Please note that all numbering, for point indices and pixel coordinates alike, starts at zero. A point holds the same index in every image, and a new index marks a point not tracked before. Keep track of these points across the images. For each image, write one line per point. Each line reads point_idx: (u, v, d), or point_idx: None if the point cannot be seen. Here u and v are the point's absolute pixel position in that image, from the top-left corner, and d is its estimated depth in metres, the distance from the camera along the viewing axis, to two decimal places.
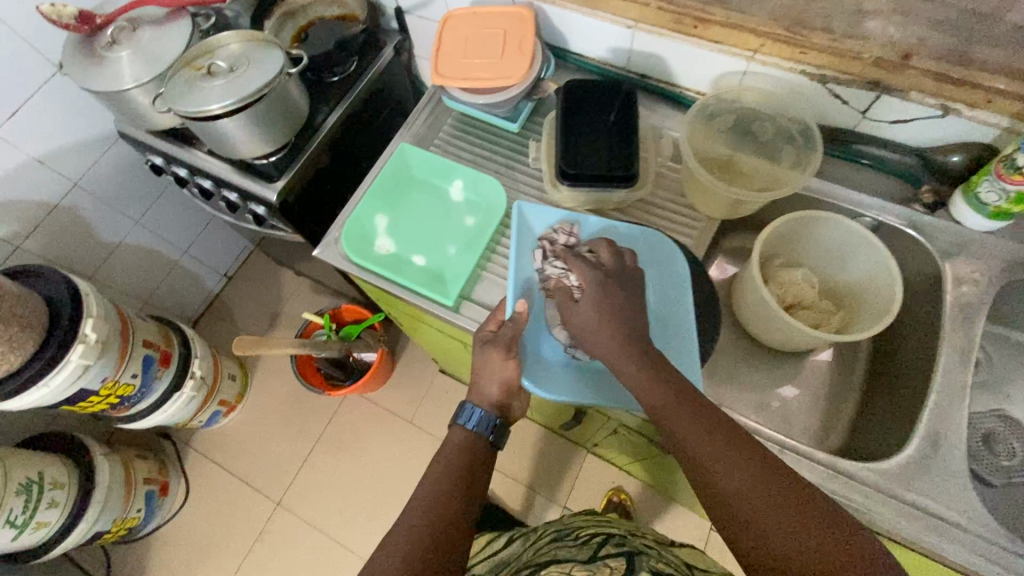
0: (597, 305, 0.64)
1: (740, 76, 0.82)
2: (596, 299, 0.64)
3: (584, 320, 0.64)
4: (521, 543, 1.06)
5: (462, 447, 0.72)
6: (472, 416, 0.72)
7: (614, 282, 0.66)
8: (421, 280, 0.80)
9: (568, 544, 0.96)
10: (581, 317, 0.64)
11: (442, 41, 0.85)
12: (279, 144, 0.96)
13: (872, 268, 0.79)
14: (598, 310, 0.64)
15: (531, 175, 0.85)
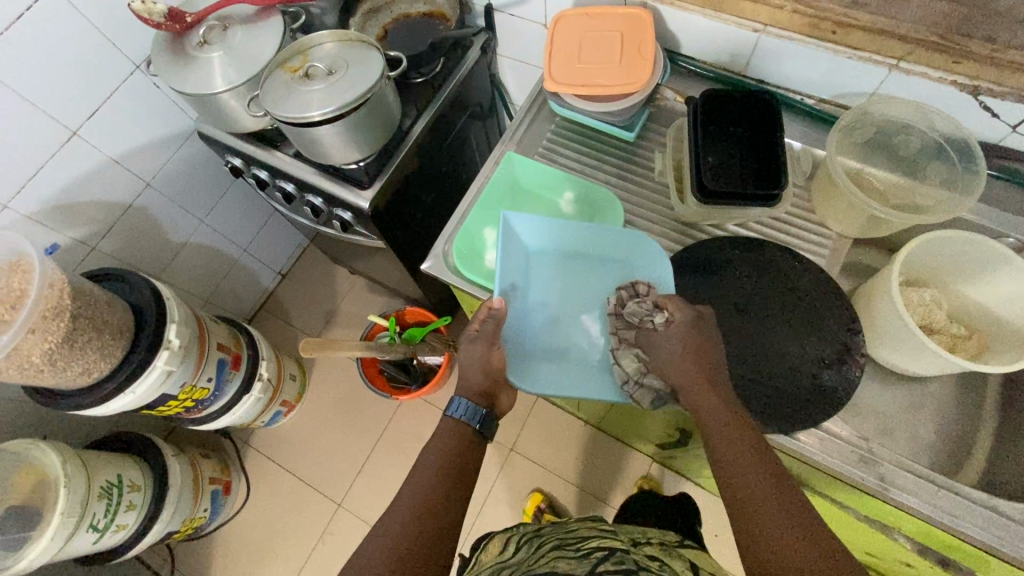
0: (676, 336, 0.65)
1: (876, 85, 0.77)
2: (679, 332, 0.65)
3: (665, 343, 0.66)
4: (517, 545, 0.78)
5: (455, 433, 0.69)
6: (459, 407, 0.70)
7: (706, 323, 0.66)
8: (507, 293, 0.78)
9: (567, 551, 0.71)
10: (663, 344, 0.66)
11: (554, 45, 0.81)
12: (371, 150, 0.93)
13: (1016, 294, 0.74)
14: (679, 341, 0.65)
15: (645, 188, 0.81)
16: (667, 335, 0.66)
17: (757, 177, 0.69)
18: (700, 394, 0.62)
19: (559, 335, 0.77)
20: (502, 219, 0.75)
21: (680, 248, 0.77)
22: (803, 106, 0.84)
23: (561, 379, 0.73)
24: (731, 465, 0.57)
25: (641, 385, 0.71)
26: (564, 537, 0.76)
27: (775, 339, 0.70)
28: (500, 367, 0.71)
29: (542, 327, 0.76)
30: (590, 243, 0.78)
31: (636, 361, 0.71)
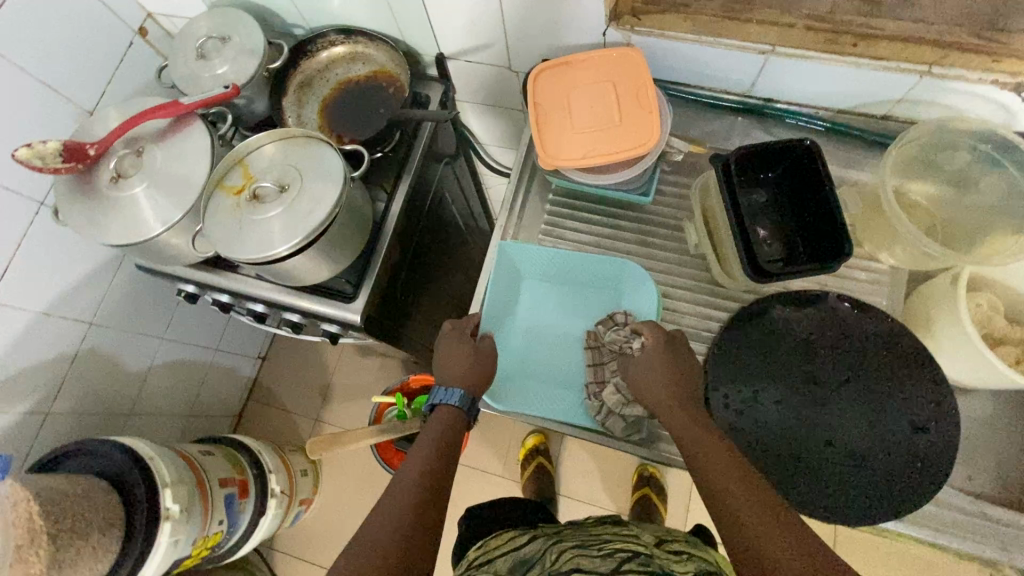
0: (647, 358, 0.65)
1: (905, 92, 0.68)
2: (651, 350, 0.65)
3: (638, 367, 0.65)
4: (538, 544, 0.71)
5: (442, 425, 0.66)
6: (445, 390, 0.68)
7: (681, 344, 0.65)
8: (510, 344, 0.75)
9: (588, 548, 0.63)
10: (637, 367, 0.65)
11: (540, 112, 0.70)
12: (352, 260, 0.80)
13: None
14: (650, 361, 0.64)
15: (673, 252, 0.72)
16: (641, 355, 0.65)
17: (813, 238, 0.61)
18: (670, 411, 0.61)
19: (542, 363, 0.74)
20: (497, 245, 0.73)
21: (729, 314, 0.69)
22: (821, 122, 0.74)
23: (543, 405, 0.70)
24: (709, 468, 0.54)
25: (615, 414, 0.66)
26: (585, 537, 0.68)
27: (831, 405, 0.63)
28: (479, 386, 0.69)
29: (526, 358, 0.74)
30: (581, 276, 0.74)
31: (616, 390, 0.67)
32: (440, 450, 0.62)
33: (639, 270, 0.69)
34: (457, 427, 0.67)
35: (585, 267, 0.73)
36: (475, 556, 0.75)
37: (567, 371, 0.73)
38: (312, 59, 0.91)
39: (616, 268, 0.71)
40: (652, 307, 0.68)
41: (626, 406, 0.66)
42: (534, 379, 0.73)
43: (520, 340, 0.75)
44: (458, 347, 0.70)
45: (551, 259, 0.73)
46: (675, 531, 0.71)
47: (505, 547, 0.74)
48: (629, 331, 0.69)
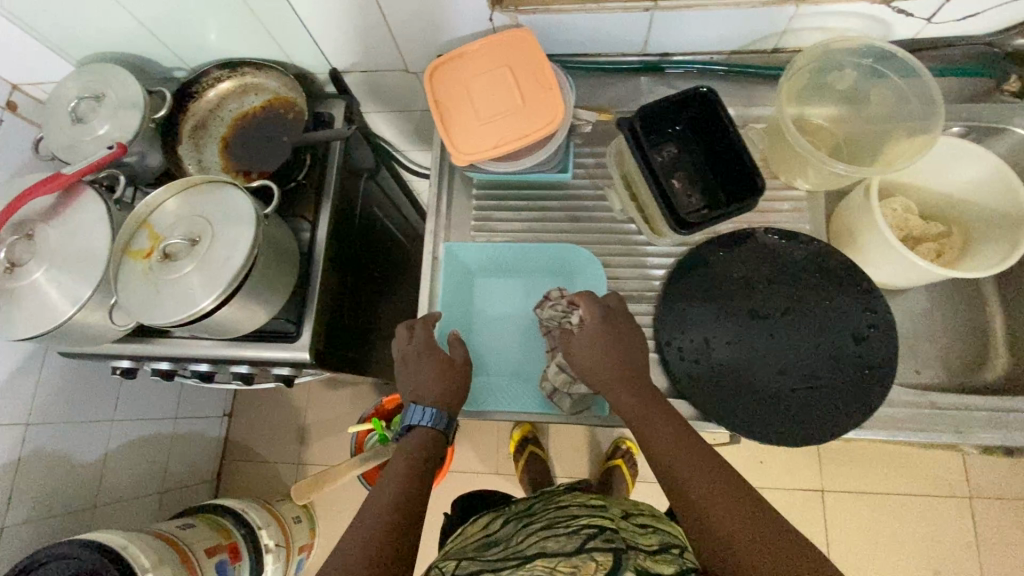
0: (586, 338, 0.63)
1: (788, 22, 0.69)
2: (590, 327, 0.64)
3: (581, 351, 0.64)
4: (510, 528, 0.72)
5: (415, 447, 0.64)
6: (420, 410, 0.65)
7: (619, 315, 0.65)
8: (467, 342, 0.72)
9: (556, 526, 0.64)
10: (581, 349, 0.63)
11: (443, 110, 0.68)
12: (286, 300, 0.77)
13: (982, 178, 0.73)
14: (590, 340, 0.63)
15: (604, 221, 0.72)
16: (581, 333, 0.64)
17: (729, 179, 0.62)
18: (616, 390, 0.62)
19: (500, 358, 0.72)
20: (446, 247, 0.72)
21: (670, 269, 0.70)
22: (718, 66, 0.76)
23: (501, 401, 0.70)
24: (662, 445, 0.58)
25: (562, 392, 0.67)
26: (555, 514, 0.69)
27: (779, 341, 0.65)
28: (450, 397, 0.66)
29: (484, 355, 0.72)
30: (529, 263, 0.72)
31: (560, 370, 0.66)
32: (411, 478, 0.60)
33: (583, 252, 0.70)
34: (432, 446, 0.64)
35: (532, 258, 0.72)
36: (451, 545, 0.77)
37: (526, 363, 0.71)
38: (200, 99, 0.86)
39: (562, 254, 0.71)
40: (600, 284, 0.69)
41: (574, 385, 0.66)
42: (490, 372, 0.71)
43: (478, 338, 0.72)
44: (426, 359, 0.66)
45: (493, 255, 0.72)
46: (639, 504, 0.76)
47: (479, 532, 0.76)
48: (567, 307, 0.66)
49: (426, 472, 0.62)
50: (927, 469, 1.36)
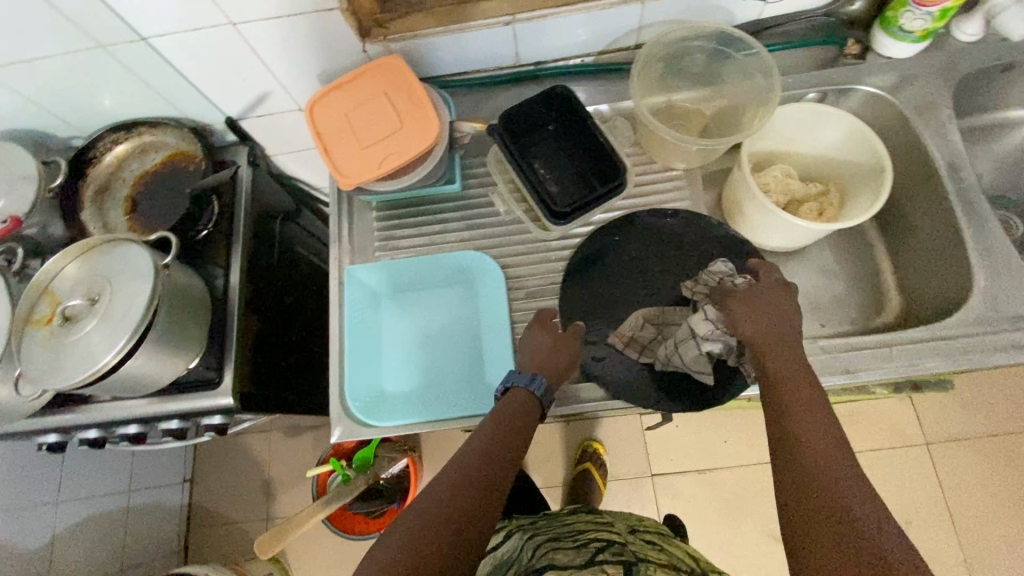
0: (763, 302, 0.59)
1: (639, 19, 0.74)
2: (764, 293, 0.60)
3: (749, 306, 0.59)
4: (511, 539, 0.72)
5: (509, 414, 0.59)
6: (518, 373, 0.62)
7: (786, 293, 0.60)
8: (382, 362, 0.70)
9: (562, 537, 0.66)
10: (746, 306, 0.59)
11: (327, 141, 0.71)
12: (201, 348, 0.77)
13: (842, 135, 0.78)
14: (770, 304, 0.59)
15: (499, 224, 0.75)
16: (747, 296, 0.60)
17: (597, 167, 0.66)
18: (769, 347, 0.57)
19: (417, 370, 0.69)
20: (348, 272, 0.72)
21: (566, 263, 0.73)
22: (590, 66, 0.79)
23: (423, 408, 0.66)
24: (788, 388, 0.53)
25: (695, 343, 0.62)
26: (560, 527, 0.70)
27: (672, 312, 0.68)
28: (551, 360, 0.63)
29: (399, 372, 0.69)
30: (433, 275, 0.73)
31: (705, 318, 0.62)
32: (496, 444, 0.55)
33: (484, 257, 0.72)
34: (527, 414, 0.59)
35: (436, 269, 0.72)
36: None
37: (442, 370, 0.69)
38: (99, 165, 0.87)
39: (465, 261, 0.72)
40: (500, 281, 0.71)
41: (713, 337, 0.61)
42: (408, 386, 0.69)
43: (391, 356, 0.70)
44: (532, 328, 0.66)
45: (396, 270, 0.72)
46: (644, 519, 0.78)
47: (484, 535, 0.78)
48: (729, 269, 0.65)
49: (516, 437, 0.57)
50: (884, 421, 1.40)
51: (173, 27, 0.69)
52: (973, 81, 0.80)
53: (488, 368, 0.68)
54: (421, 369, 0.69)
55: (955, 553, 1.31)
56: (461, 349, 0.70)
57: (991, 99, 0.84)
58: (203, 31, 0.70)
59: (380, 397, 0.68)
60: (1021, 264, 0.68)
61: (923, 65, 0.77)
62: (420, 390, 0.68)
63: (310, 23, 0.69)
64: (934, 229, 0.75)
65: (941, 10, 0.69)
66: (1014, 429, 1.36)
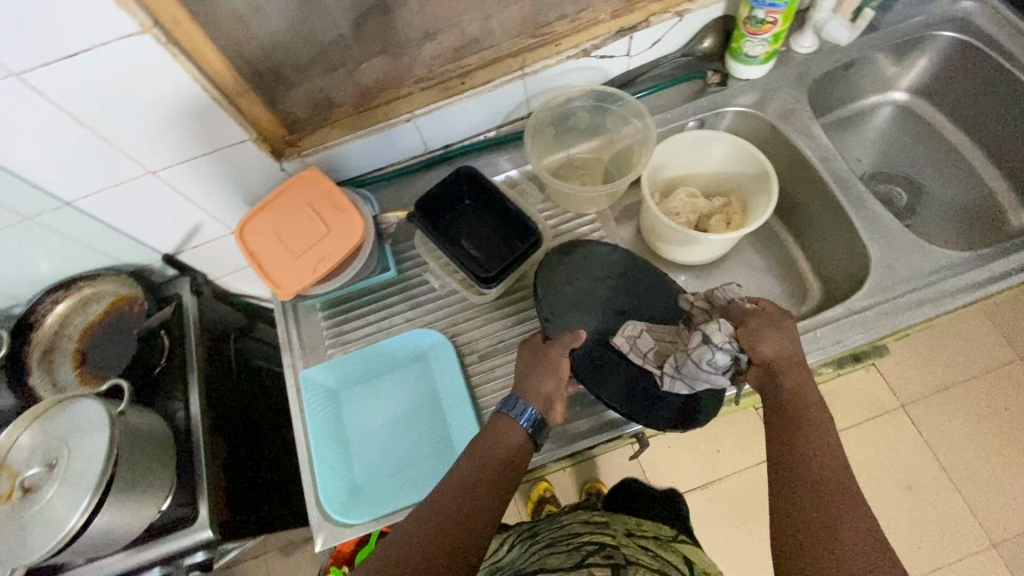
0: (783, 326, 0.65)
1: (524, 92, 0.82)
2: (785, 318, 0.66)
3: (770, 331, 0.64)
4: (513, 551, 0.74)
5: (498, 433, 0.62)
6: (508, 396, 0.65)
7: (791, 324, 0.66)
8: (353, 458, 0.71)
9: (558, 545, 0.69)
10: (773, 336, 0.64)
11: (260, 260, 0.74)
12: (170, 486, 0.77)
13: (726, 152, 0.87)
14: (788, 328, 0.65)
15: (439, 298, 0.79)
16: (763, 320, 0.65)
17: (513, 230, 0.72)
18: (792, 374, 0.62)
19: (388, 457, 0.70)
20: (303, 378, 0.74)
21: (509, 320, 0.77)
22: (493, 139, 0.86)
23: (402, 493, 0.67)
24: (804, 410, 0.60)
25: (701, 351, 0.64)
26: (557, 535, 0.73)
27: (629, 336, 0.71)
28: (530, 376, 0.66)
29: (372, 464, 0.70)
30: (384, 362, 0.75)
31: (718, 328, 0.64)
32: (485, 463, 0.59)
33: (431, 332, 0.75)
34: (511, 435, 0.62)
35: (389, 353, 0.75)
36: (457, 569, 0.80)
37: (413, 451, 0.70)
38: (42, 327, 0.89)
39: (414, 339, 0.75)
40: (449, 351, 0.74)
41: (722, 344, 0.63)
42: (384, 474, 0.70)
43: (360, 449, 0.71)
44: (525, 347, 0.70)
45: (349, 364, 0.74)
46: (640, 521, 0.81)
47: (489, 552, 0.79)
48: (740, 296, 0.69)
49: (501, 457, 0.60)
50: (859, 394, 1.45)
51: (96, 188, 0.73)
52: (823, 83, 0.91)
53: (454, 438, 0.70)
54: (392, 455, 0.70)
55: (961, 505, 1.33)
56: (426, 424, 0.72)
57: (846, 93, 0.95)
58: (125, 185, 0.74)
59: (356, 494, 0.69)
60: (904, 232, 0.76)
61: (777, 80, 0.88)
62: (396, 475, 0.69)
63: (227, 157, 0.75)
64: (825, 216, 0.83)
65: (773, 36, 0.79)
66: (976, 373, 1.43)
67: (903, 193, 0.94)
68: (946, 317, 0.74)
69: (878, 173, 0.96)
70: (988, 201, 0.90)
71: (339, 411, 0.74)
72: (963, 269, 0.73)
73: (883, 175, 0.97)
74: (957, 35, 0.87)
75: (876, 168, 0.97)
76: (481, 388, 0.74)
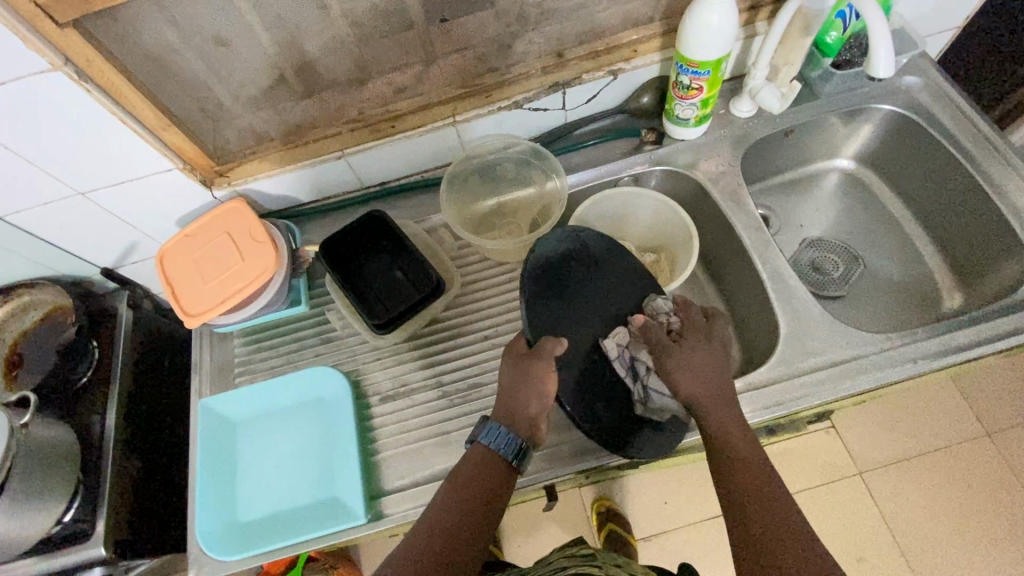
0: (702, 357, 0.68)
1: (457, 138, 0.84)
2: (703, 344, 0.69)
3: (690, 363, 0.67)
4: None
5: (476, 467, 0.62)
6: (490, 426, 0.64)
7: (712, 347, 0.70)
8: (238, 493, 0.72)
9: None
10: (689, 360, 0.67)
11: (176, 287, 0.76)
12: (67, 499, 0.78)
13: (655, 210, 0.87)
14: (705, 359, 0.67)
15: (350, 336, 0.80)
16: (690, 349, 0.68)
17: (415, 276, 0.74)
18: (718, 405, 0.64)
19: (272, 494, 0.71)
20: (200, 406, 0.74)
21: (413, 364, 0.77)
22: (427, 181, 0.88)
23: (278, 533, 0.68)
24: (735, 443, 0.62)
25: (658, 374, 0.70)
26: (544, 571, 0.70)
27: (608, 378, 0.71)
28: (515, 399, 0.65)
29: (255, 499, 0.71)
30: (284, 396, 0.76)
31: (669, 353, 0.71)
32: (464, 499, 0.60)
33: (330, 371, 0.75)
34: (501, 472, 0.62)
35: (288, 387, 0.75)
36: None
37: (296, 490, 0.71)
38: None
39: (314, 376, 0.75)
40: (345, 392, 0.74)
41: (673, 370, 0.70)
42: (265, 511, 0.70)
43: (246, 483, 0.72)
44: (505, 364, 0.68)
45: (248, 396, 0.75)
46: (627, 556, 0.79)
47: None
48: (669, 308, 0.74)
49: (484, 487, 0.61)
50: (817, 456, 1.39)
51: (24, 204, 0.75)
52: (762, 147, 0.91)
53: (337, 481, 0.70)
54: (276, 492, 0.71)
55: None
56: (312, 464, 0.72)
57: (788, 158, 0.95)
58: (53, 204, 0.76)
59: (235, 529, 0.69)
60: (817, 308, 0.75)
61: (712, 142, 0.88)
62: (277, 513, 0.70)
63: (154, 183, 0.77)
64: (746, 282, 0.82)
65: (701, 101, 0.79)
66: (942, 445, 1.36)
67: (837, 263, 0.93)
68: (854, 399, 0.72)
69: (816, 241, 0.96)
70: (922, 278, 0.89)
71: (233, 442, 0.75)
72: (872, 352, 0.71)
73: (823, 242, 0.96)
74: (900, 109, 0.86)
75: (818, 235, 0.96)
76: (376, 429, 0.74)
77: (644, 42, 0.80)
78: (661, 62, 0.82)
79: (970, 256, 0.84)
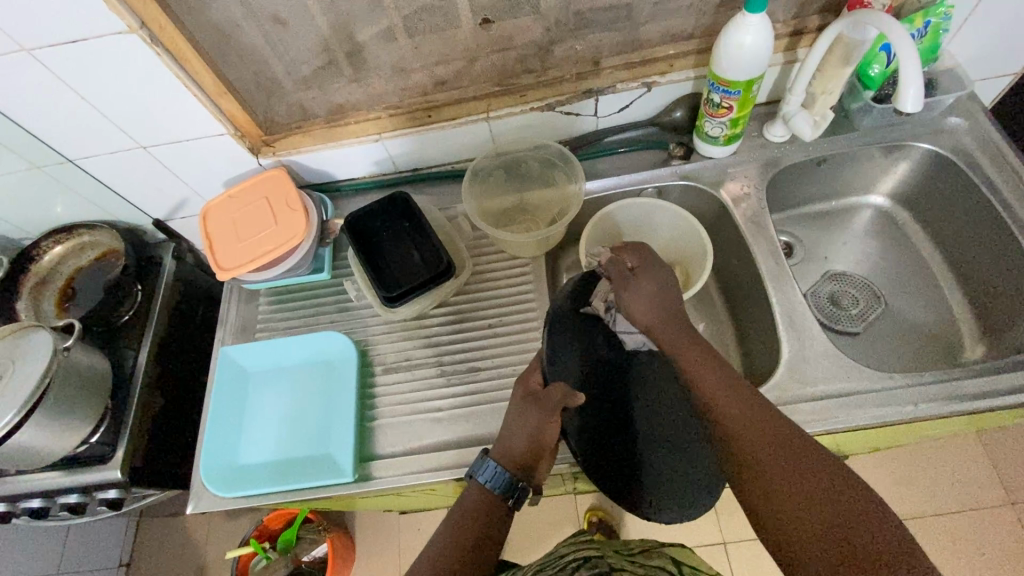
0: (647, 289, 0.72)
1: (489, 133, 0.87)
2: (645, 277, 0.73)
3: (638, 298, 0.72)
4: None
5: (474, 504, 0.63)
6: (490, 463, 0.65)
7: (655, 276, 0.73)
8: (244, 437, 0.77)
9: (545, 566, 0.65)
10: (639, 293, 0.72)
11: (214, 240, 0.83)
12: (95, 422, 0.85)
13: (674, 223, 0.88)
14: (649, 291, 0.72)
15: (364, 308, 0.84)
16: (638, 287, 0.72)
17: (431, 259, 0.78)
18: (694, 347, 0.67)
19: (273, 442, 0.76)
20: (221, 352, 0.81)
21: (418, 342, 0.81)
22: (457, 171, 0.92)
23: (273, 480, 0.73)
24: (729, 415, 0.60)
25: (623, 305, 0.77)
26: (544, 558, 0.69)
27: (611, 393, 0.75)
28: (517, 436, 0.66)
29: (258, 447, 0.76)
30: (294, 353, 0.81)
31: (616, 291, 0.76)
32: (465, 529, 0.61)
33: (338, 336, 0.79)
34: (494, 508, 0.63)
35: (300, 346, 0.80)
36: None
37: (294, 444, 0.76)
38: (40, 260, 1.01)
39: (325, 338, 0.80)
40: (350, 358, 0.79)
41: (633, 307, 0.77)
42: (265, 459, 0.75)
43: (252, 430, 0.77)
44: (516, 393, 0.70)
45: (263, 350, 0.80)
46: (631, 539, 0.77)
47: None
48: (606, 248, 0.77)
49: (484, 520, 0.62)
50: None
51: (94, 152, 0.83)
52: (793, 174, 0.90)
53: (332, 440, 0.74)
54: (276, 442, 0.76)
55: None
56: (312, 422, 0.77)
57: (820, 187, 0.94)
58: (119, 154, 0.84)
59: (236, 471, 0.74)
60: (824, 338, 0.74)
61: (740, 163, 0.88)
62: (275, 462, 0.75)
63: (207, 145, 0.84)
64: (757, 305, 0.82)
65: (731, 120, 0.80)
66: (964, 506, 1.28)
67: (856, 299, 0.92)
68: (850, 434, 0.71)
69: (839, 275, 0.94)
70: (945, 324, 0.86)
71: (245, 390, 0.80)
72: (874, 389, 0.70)
73: (845, 277, 0.94)
74: (941, 149, 0.84)
75: (842, 269, 0.95)
76: (377, 398, 0.78)
77: (680, 58, 0.82)
78: (695, 79, 0.83)
79: (997, 308, 0.81)
